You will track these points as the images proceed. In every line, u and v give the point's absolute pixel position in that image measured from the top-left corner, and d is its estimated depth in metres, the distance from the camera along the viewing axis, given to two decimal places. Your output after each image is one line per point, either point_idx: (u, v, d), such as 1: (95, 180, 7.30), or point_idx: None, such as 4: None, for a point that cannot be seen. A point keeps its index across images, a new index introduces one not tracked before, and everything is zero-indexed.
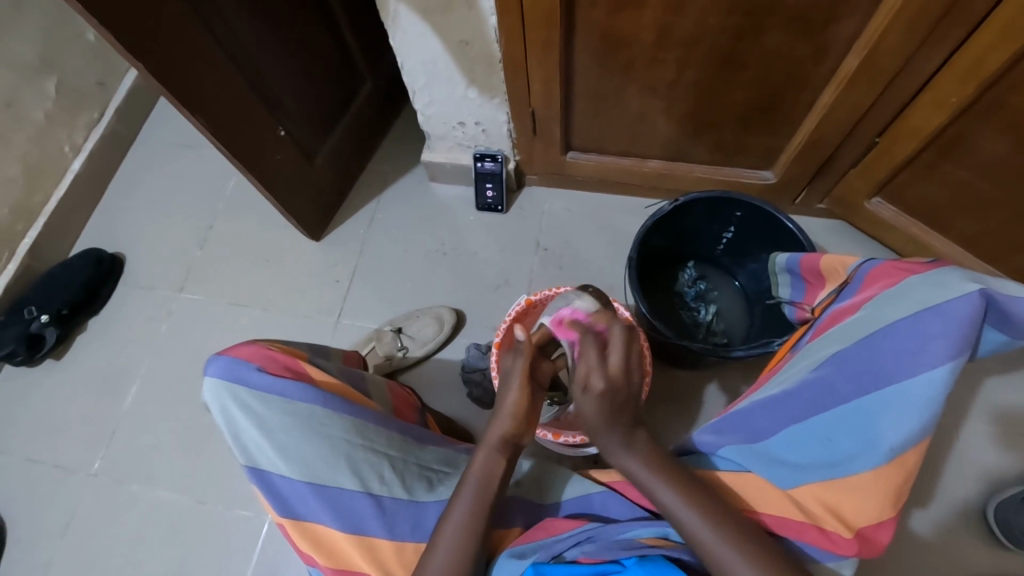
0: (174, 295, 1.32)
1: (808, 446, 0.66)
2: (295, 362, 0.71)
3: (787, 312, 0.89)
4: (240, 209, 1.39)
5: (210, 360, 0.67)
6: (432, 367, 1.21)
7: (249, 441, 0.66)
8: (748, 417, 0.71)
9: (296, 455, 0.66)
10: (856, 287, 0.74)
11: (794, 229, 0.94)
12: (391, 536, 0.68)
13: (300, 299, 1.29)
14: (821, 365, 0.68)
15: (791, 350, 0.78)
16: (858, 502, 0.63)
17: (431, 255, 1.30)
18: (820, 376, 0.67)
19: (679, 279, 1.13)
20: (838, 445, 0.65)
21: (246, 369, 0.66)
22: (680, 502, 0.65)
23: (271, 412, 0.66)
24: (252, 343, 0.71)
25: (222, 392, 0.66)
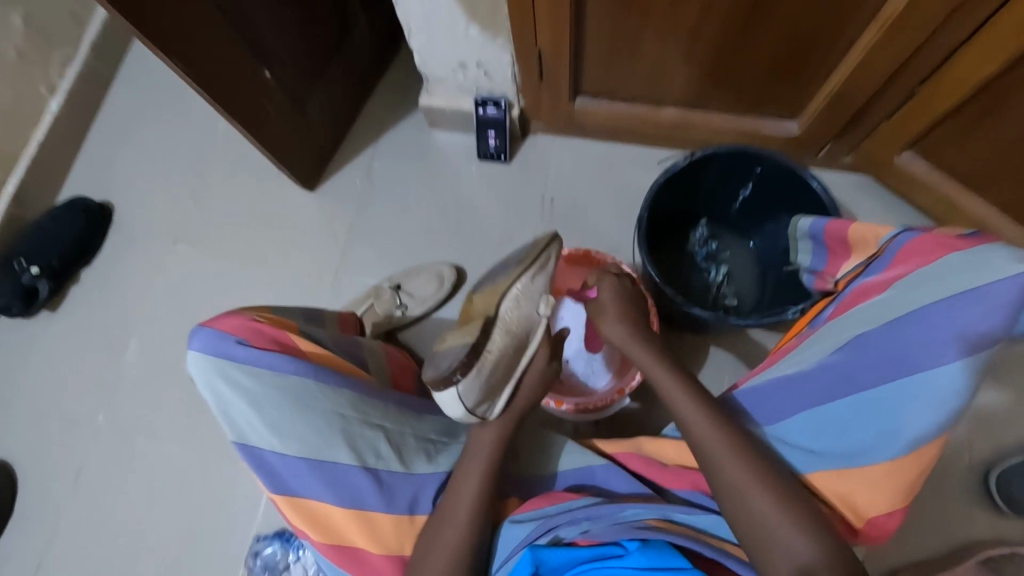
0: (168, 248, 1.28)
1: (822, 433, 0.64)
2: (284, 334, 0.66)
3: (806, 279, 0.85)
4: (231, 156, 1.33)
5: (193, 332, 0.63)
6: (432, 324, 1.19)
7: (238, 416, 0.63)
8: (762, 400, 0.69)
9: (291, 431, 0.64)
10: (888, 261, 0.68)
11: (818, 189, 0.88)
12: (390, 510, 0.67)
13: (298, 253, 1.26)
14: (843, 349, 0.64)
15: (810, 322, 0.74)
16: (870, 493, 0.62)
17: (430, 210, 1.25)
18: (841, 361, 0.63)
19: (691, 239, 1.08)
20: (849, 431, 0.63)
21: (235, 344, 0.62)
22: (739, 460, 0.63)
23: (261, 388, 0.62)
24: (237, 314, 0.66)
25: (206, 367, 0.62)
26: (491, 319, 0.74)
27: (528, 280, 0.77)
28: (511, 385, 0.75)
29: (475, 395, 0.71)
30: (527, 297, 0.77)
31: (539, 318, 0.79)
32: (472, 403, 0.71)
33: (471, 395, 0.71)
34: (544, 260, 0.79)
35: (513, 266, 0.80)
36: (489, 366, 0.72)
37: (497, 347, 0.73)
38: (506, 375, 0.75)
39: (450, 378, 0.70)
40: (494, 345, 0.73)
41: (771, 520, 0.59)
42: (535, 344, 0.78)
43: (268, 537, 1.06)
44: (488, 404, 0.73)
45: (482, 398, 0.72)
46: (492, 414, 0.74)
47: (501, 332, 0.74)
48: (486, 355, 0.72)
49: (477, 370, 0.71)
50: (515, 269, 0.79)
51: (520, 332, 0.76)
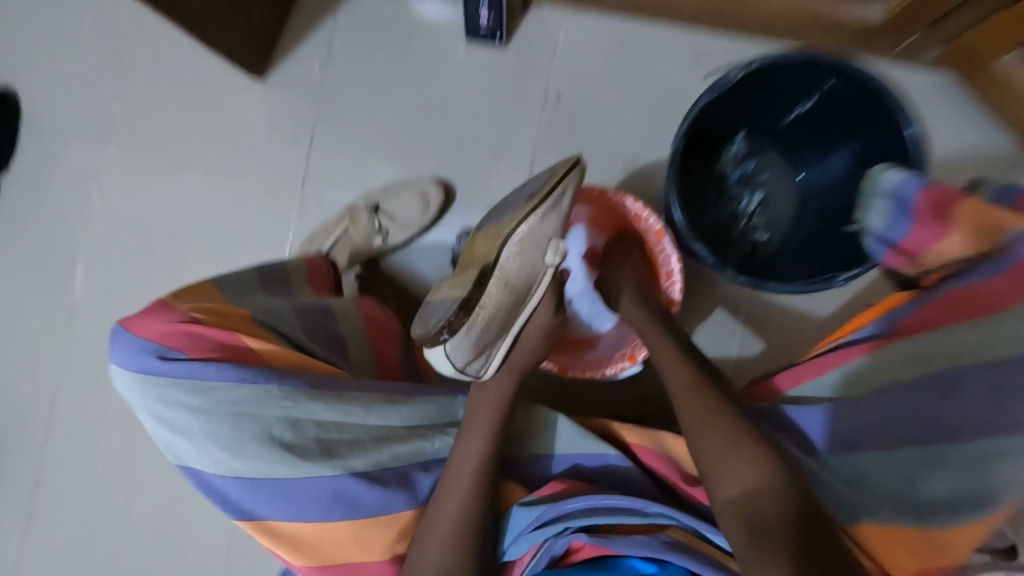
0: (96, 149, 1.07)
1: (882, 477, 0.55)
2: (225, 336, 0.52)
3: (868, 247, 0.65)
4: (153, 29, 1.06)
5: (111, 347, 0.50)
6: (418, 250, 1.04)
7: (177, 440, 0.49)
8: (812, 423, 0.59)
9: (250, 450, 0.49)
10: (1008, 266, 0.53)
11: (909, 137, 0.68)
12: (384, 511, 0.53)
13: (253, 159, 1.06)
14: (934, 380, 0.53)
15: (884, 315, 0.61)
16: (919, 557, 0.54)
17: (408, 108, 1.03)
18: (932, 398, 0.53)
19: (724, 156, 0.88)
20: (919, 488, 0.53)
21: (163, 358, 0.48)
22: (695, 396, 0.61)
23: (200, 407, 0.49)
24: (161, 316, 0.52)
25: (134, 390, 0.49)
26: (488, 267, 0.58)
27: (538, 219, 0.59)
28: (508, 340, 0.61)
29: (467, 354, 0.58)
30: (537, 238, 0.60)
31: (545, 266, 0.61)
32: (462, 361, 0.58)
33: (461, 355, 0.58)
34: (560, 192, 0.61)
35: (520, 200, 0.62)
36: (482, 322, 0.58)
37: (493, 301, 0.58)
38: (502, 330, 0.60)
39: (435, 337, 0.57)
40: (490, 299, 0.58)
41: (728, 467, 0.55)
42: (539, 296, 0.62)
43: None
44: (483, 363, 0.60)
45: (475, 356, 0.59)
46: (488, 372, 0.61)
47: (499, 283, 0.58)
48: (479, 309, 0.58)
49: (468, 328, 0.57)
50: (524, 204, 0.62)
51: (523, 282, 0.60)
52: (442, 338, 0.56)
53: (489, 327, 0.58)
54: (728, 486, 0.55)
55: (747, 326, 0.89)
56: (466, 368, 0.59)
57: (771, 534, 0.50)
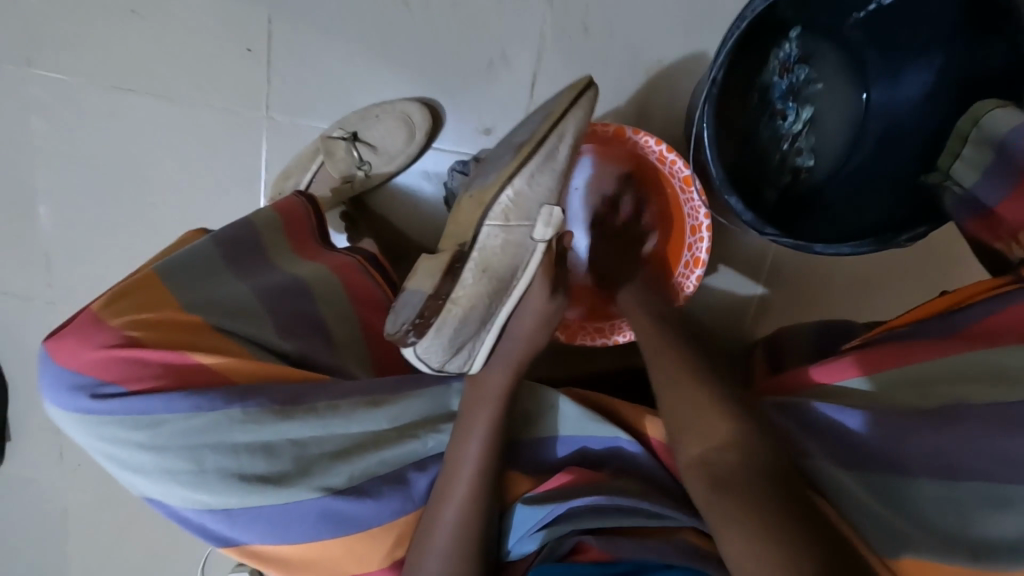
0: (24, 73, 0.92)
1: (931, 500, 0.43)
2: (174, 356, 0.45)
3: (951, 205, 0.51)
4: None
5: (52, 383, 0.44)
6: (408, 185, 0.92)
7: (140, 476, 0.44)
8: (843, 419, 0.48)
9: (216, 482, 0.44)
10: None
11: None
12: (378, 521, 0.49)
13: (206, 79, 0.90)
14: (1014, 408, 0.41)
15: (949, 315, 0.48)
16: None
17: (380, 8, 0.85)
18: (1005, 431, 0.40)
19: (771, 62, 0.70)
20: (980, 523, 0.40)
21: (99, 397, 0.43)
22: (672, 356, 0.56)
23: (155, 441, 0.44)
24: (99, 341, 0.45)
25: (85, 429, 0.44)
26: (462, 251, 0.49)
27: (529, 177, 0.50)
28: (494, 330, 0.53)
29: (441, 355, 0.51)
30: (524, 208, 0.49)
31: (534, 242, 0.49)
32: (439, 361, 0.51)
33: (436, 353, 0.50)
34: (555, 140, 0.51)
35: (506, 158, 0.52)
36: (455, 320, 0.49)
37: (468, 293, 0.49)
38: (484, 322, 0.51)
39: (403, 338, 0.49)
40: (464, 293, 0.49)
41: (702, 429, 0.48)
42: (527, 277, 0.51)
43: None
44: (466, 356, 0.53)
45: (453, 355, 0.51)
46: (475, 366, 0.54)
47: (474, 270, 0.49)
48: (451, 305, 0.49)
49: (437, 328, 0.49)
50: (511, 159, 0.52)
51: (506, 267, 0.50)
52: (410, 339, 0.49)
53: (463, 320, 0.50)
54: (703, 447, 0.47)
55: (775, 266, 0.81)
56: (443, 367, 0.52)
57: (734, 495, 0.42)
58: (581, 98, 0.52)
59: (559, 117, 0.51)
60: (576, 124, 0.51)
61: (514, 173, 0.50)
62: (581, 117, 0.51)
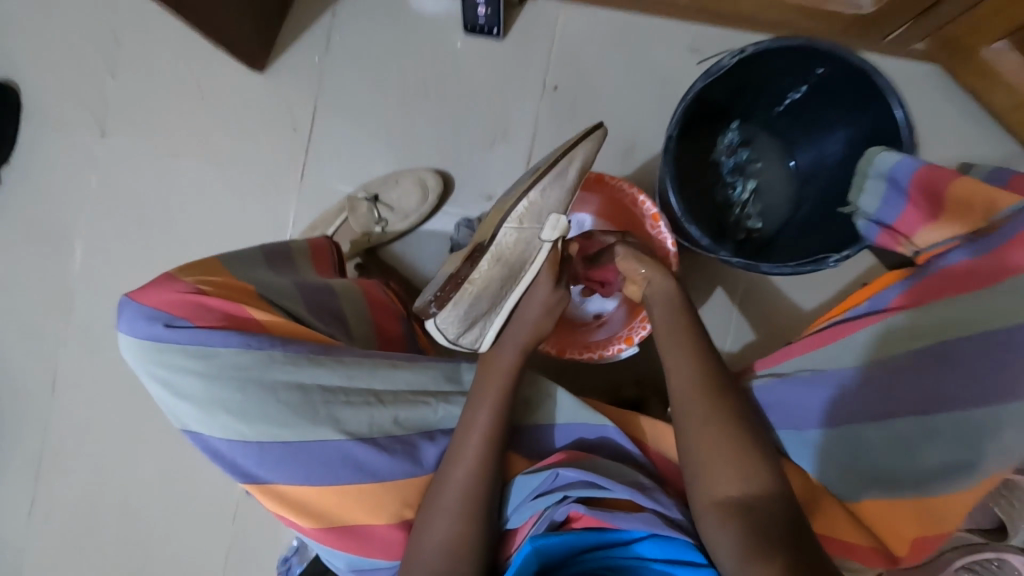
0: (97, 140, 1.09)
1: (874, 446, 0.56)
2: (234, 306, 0.54)
3: (862, 228, 0.64)
4: (151, 20, 1.07)
5: (122, 314, 0.52)
6: (418, 239, 1.05)
7: (187, 404, 0.51)
8: (807, 399, 0.60)
9: (258, 414, 0.51)
10: (996, 245, 0.52)
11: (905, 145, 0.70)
12: (390, 476, 0.55)
13: (252, 149, 1.07)
14: (922, 362, 0.54)
15: (877, 295, 0.61)
16: (905, 517, 0.55)
17: (409, 95, 1.04)
18: (917, 373, 0.55)
19: (718, 145, 0.90)
20: (915, 457, 0.54)
21: (168, 327, 0.51)
22: (681, 364, 0.62)
23: (209, 372, 0.51)
24: (173, 286, 0.53)
25: (147, 356, 0.51)
26: (482, 244, 0.62)
27: (540, 191, 0.62)
28: (501, 317, 0.64)
29: (454, 327, 0.62)
30: (535, 213, 0.62)
31: (541, 241, 0.62)
32: (453, 334, 0.62)
33: (452, 325, 0.61)
34: (565, 164, 0.64)
35: (526, 177, 0.67)
36: (470, 297, 0.60)
37: (483, 277, 0.61)
38: (494, 306, 0.63)
39: (427, 308, 0.62)
40: (479, 276, 0.61)
41: (718, 468, 0.56)
42: (534, 271, 0.63)
43: None
44: (479, 333, 0.64)
45: (465, 330, 0.62)
46: (484, 345, 0.65)
47: (490, 258, 0.61)
48: (467, 285, 0.61)
49: (455, 301, 0.60)
50: (530, 177, 0.66)
51: (517, 259, 0.62)
52: (433, 311, 0.61)
53: (476, 299, 0.61)
54: (724, 484, 0.55)
55: (741, 310, 0.92)
56: (457, 341, 0.63)
57: (769, 536, 0.51)
58: (591, 135, 0.65)
59: (572, 146, 0.65)
60: (583, 154, 0.65)
61: (530, 187, 0.63)
62: (591, 147, 0.65)
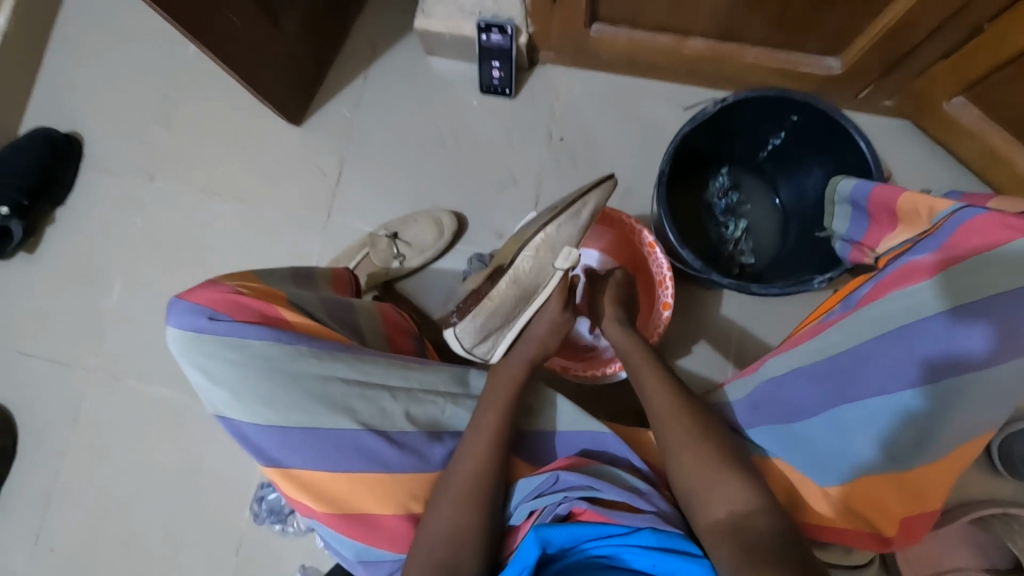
0: (144, 184, 1.20)
1: (848, 431, 0.58)
2: (267, 306, 0.59)
3: (839, 249, 0.73)
4: (204, 82, 1.22)
5: (170, 308, 0.57)
6: (432, 275, 1.12)
7: (221, 390, 0.56)
8: (789, 394, 0.62)
9: (284, 404, 0.56)
10: (939, 241, 0.56)
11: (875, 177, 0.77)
12: (401, 469, 0.59)
13: (284, 193, 1.18)
14: (883, 350, 0.56)
15: (844, 298, 0.63)
16: (890, 497, 0.58)
17: (428, 145, 1.16)
18: (879, 356, 0.56)
19: (709, 188, 0.98)
20: (888, 438, 0.56)
21: (210, 320, 0.56)
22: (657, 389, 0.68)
23: (242, 362, 0.56)
24: (216, 285, 0.59)
25: (188, 346, 0.56)
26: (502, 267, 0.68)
27: (556, 227, 0.67)
28: (512, 333, 0.71)
29: (471, 338, 0.68)
30: (551, 245, 0.67)
31: (554, 269, 0.68)
32: (469, 343, 0.69)
33: (467, 334, 0.68)
34: (581, 204, 0.68)
35: (544, 211, 0.72)
36: (487, 312, 0.67)
37: (500, 295, 0.67)
38: (507, 324, 0.69)
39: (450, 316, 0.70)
40: (496, 293, 0.67)
41: (692, 465, 0.60)
42: (545, 296, 0.69)
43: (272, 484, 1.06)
44: (492, 345, 0.71)
45: (479, 341, 0.69)
46: (494, 356, 0.72)
47: (507, 279, 0.67)
48: (486, 301, 0.67)
49: (473, 314, 0.67)
50: (548, 213, 0.70)
51: (531, 283, 0.68)
52: (454, 320, 0.69)
53: (491, 316, 0.67)
54: (704, 487, 0.58)
55: (738, 342, 0.96)
56: (472, 351, 0.70)
57: (743, 539, 0.52)
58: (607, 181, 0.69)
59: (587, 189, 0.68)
60: (597, 198, 0.68)
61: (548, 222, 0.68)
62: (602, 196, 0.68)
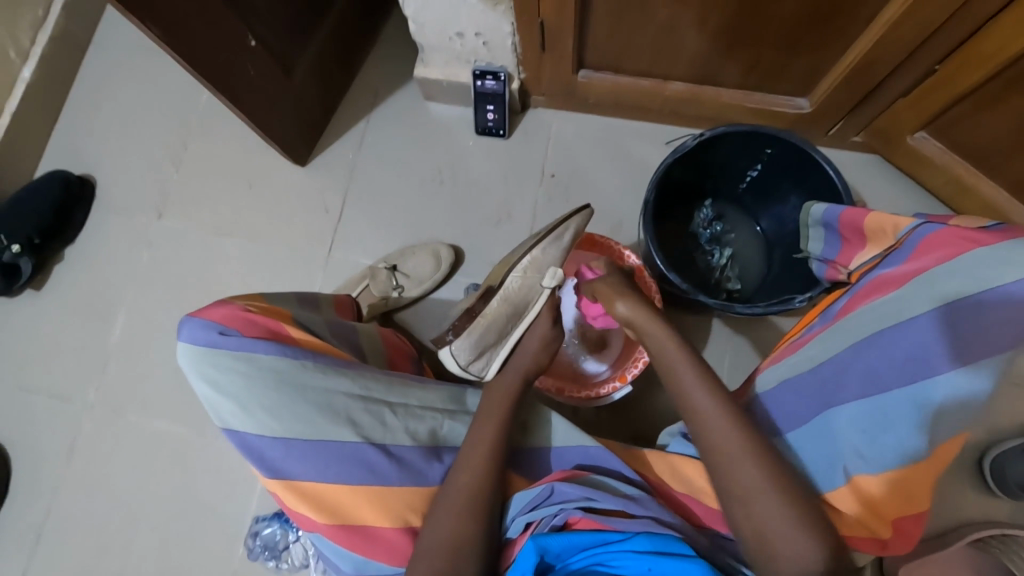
0: (153, 222, 1.25)
1: (833, 435, 0.59)
2: (276, 324, 0.63)
3: (815, 268, 0.78)
4: (215, 127, 1.29)
5: (181, 324, 0.60)
6: (429, 305, 1.16)
7: (230, 404, 0.59)
8: (777, 405, 0.65)
9: (292, 417, 0.59)
10: (906, 254, 0.61)
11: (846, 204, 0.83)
12: (401, 482, 0.62)
13: (288, 229, 1.22)
14: (860, 357, 0.58)
15: (823, 311, 0.67)
16: (886, 500, 0.58)
17: (427, 183, 1.22)
18: (856, 363, 0.59)
19: (695, 219, 1.03)
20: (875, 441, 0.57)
21: (221, 335, 0.59)
22: (696, 385, 0.64)
23: (251, 377, 0.59)
24: (226, 304, 0.62)
25: (198, 360, 0.59)
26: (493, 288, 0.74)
27: (541, 250, 0.73)
28: (504, 349, 0.74)
29: (467, 353, 0.72)
30: (538, 265, 0.74)
31: (542, 287, 0.73)
32: (465, 360, 0.72)
33: (462, 352, 0.72)
34: (562, 229, 0.75)
35: (528, 239, 0.78)
36: (481, 328, 0.71)
37: (493, 312, 0.72)
38: (501, 339, 0.73)
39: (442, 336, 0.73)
40: (490, 310, 0.72)
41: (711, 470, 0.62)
42: (535, 313, 0.74)
43: (267, 518, 1.05)
44: (486, 362, 0.74)
45: (475, 357, 0.72)
46: (489, 373, 0.74)
47: (499, 298, 0.72)
48: (480, 318, 0.72)
49: (468, 331, 0.71)
50: (532, 240, 0.77)
51: (522, 300, 0.73)
52: (448, 339, 0.72)
53: (485, 332, 0.72)
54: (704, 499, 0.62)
55: (729, 365, 0.99)
56: (466, 369, 0.73)
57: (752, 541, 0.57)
58: (582, 211, 0.77)
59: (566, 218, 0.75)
60: (576, 224, 0.75)
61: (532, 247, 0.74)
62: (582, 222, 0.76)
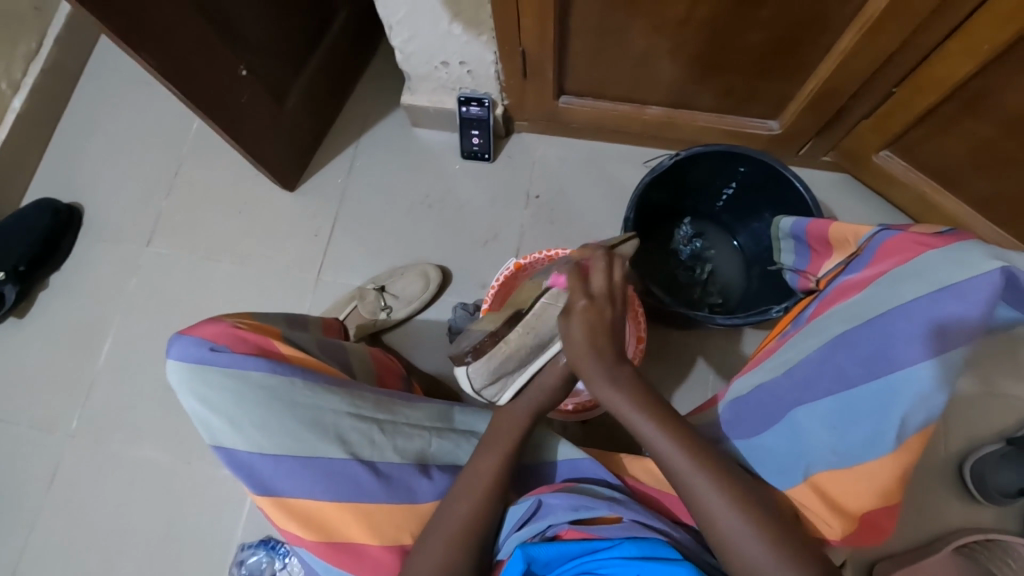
0: (141, 249, 1.25)
1: (805, 432, 0.63)
2: (267, 341, 0.64)
3: (790, 279, 0.83)
4: (205, 154, 1.31)
5: (172, 341, 0.61)
6: (418, 326, 1.17)
7: (219, 421, 0.59)
8: (755, 406, 0.68)
9: (281, 434, 0.60)
10: (867, 260, 0.66)
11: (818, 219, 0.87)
12: (390, 501, 0.63)
13: (277, 253, 1.24)
14: (827, 358, 0.62)
15: (795, 318, 0.72)
16: (851, 493, 0.60)
17: (414, 207, 1.24)
18: (823, 363, 0.62)
19: (676, 236, 1.07)
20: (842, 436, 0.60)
21: (212, 351, 0.60)
22: (630, 408, 0.66)
23: (241, 393, 0.59)
24: (217, 321, 0.63)
25: (187, 377, 0.59)
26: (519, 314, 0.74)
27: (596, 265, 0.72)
28: (523, 376, 0.74)
29: (483, 378, 0.73)
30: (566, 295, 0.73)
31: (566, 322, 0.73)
32: (479, 384, 0.73)
33: (480, 375, 0.73)
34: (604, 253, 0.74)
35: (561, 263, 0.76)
36: (503, 354, 0.72)
37: (515, 340, 0.72)
38: (519, 367, 0.74)
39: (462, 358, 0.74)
40: (512, 338, 0.73)
41: (694, 489, 0.62)
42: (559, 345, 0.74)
43: (253, 545, 1.03)
44: (504, 386, 0.75)
45: (489, 382, 0.73)
46: (503, 399, 0.75)
47: (520, 330, 0.73)
48: (503, 344, 0.73)
49: (489, 356, 0.72)
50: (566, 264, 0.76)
51: (545, 332, 0.73)
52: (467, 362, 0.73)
53: (505, 360, 0.72)
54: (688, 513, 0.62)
55: (713, 380, 1.01)
56: (481, 392, 0.75)
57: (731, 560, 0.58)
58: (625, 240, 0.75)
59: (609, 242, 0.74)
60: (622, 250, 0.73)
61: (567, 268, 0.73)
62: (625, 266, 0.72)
